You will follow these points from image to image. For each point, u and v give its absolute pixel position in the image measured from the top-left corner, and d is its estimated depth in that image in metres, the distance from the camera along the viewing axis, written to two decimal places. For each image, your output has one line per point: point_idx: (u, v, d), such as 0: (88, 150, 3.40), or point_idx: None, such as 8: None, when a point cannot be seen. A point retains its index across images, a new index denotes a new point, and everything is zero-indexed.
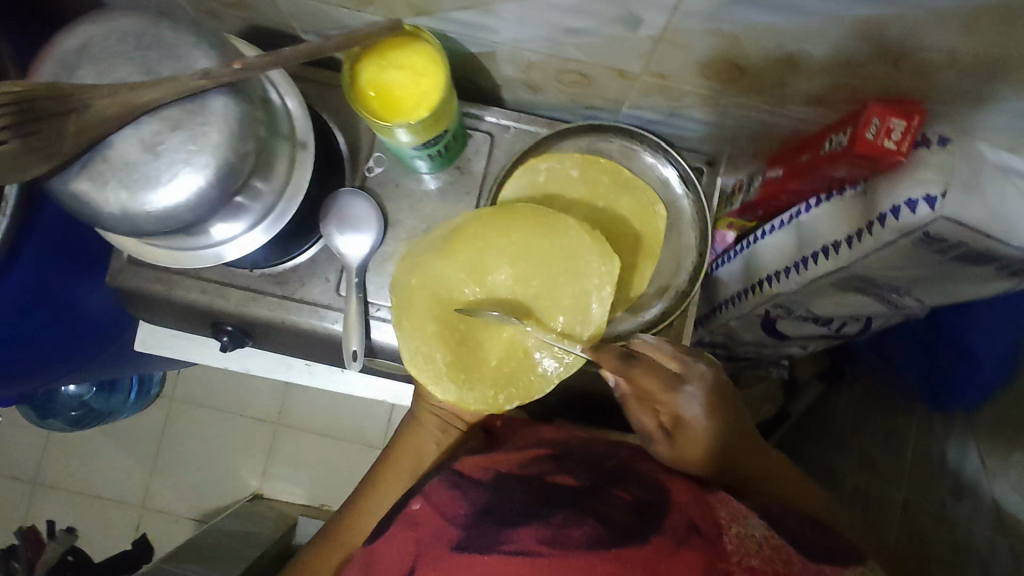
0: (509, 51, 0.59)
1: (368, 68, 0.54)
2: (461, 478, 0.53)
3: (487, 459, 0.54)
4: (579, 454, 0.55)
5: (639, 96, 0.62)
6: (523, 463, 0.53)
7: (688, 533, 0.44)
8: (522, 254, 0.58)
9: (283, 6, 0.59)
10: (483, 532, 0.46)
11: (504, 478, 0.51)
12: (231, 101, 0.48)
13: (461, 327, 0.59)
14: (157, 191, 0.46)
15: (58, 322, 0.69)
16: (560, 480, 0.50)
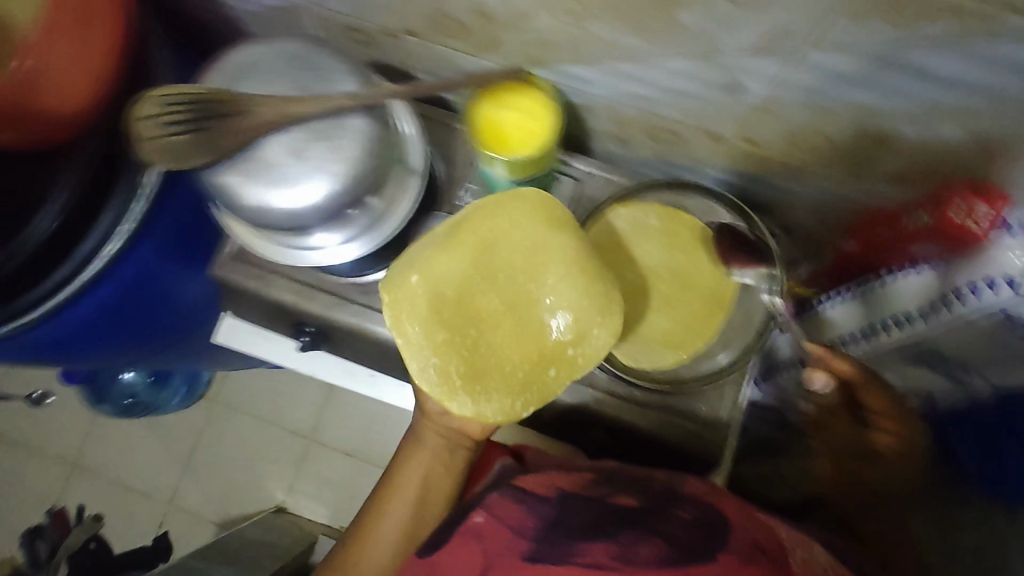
0: (609, 106, 0.64)
1: (484, 108, 0.58)
2: (523, 493, 0.57)
3: (544, 479, 0.59)
4: (628, 480, 0.60)
5: (725, 158, 0.66)
6: (581, 486, 0.58)
7: (755, 551, 0.48)
8: (531, 249, 0.52)
9: (410, 48, 0.66)
10: (555, 547, 0.50)
11: (566, 496, 0.56)
12: (367, 122, 0.53)
13: (466, 332, 0.52)
14: (286, 193, 0.51)
15: (155, 303, 0.74)
16: (619, 500, 0.55)
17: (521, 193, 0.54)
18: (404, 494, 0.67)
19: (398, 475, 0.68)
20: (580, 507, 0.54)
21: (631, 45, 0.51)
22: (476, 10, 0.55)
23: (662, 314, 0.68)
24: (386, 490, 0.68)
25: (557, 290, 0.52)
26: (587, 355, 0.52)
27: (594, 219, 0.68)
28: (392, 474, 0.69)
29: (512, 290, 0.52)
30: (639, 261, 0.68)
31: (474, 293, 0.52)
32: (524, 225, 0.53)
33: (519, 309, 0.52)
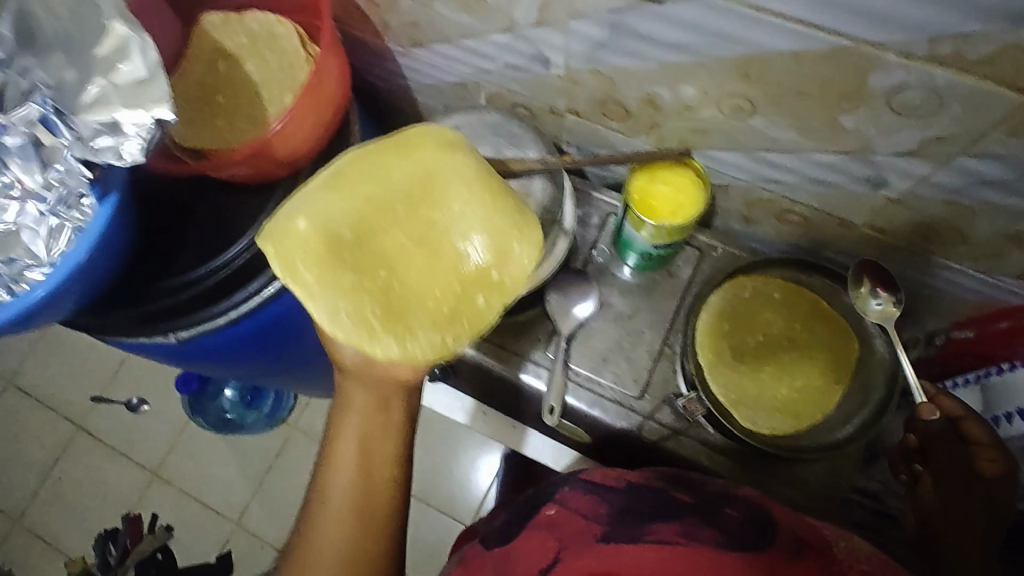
0: (745, 189, 0.71)
1: (639, 177, 0.66)
2: (597, 486, 0.63)
3: (613, 473, 0.66)
4: (686, 479, 0.66)
5: (849, 244, 0.72)
6: (645, 480, 0.65)
7: (800, 545, 0.54)
8: (426, 178, 0.50)
9: (567, 123, 0.76)
10: (626, 527, 0.56)
11: (635, 486, 0.63)
12: (545, 183, 0.63)
13: (375, 275, 0.48)
14: None
15: (303, 322, 0.82)
16: (676, 495, 0.62)
17: (411, 130, 0.51)
18: (343, 482, 0.57)
19: (330, 467, 0.57)
20: (645, 497, 0.61)
21: (788, 138, 0.59)
22: (646, 99, 0.64)
23: (782, 383, 0.72)
24: (321, 494, 0.57)
25: (466, 220, 0.49)
26: (513, 275, 0.50)
27: (719, 286, 0.75)
28: (321, 476, 0.58)
29: (426, 220, 0.49)
30: (760, 331, 0.73)
31: (375, 232, 0.48)
32: (416, 157, 0.50)
33: (428, 242, 0.49)
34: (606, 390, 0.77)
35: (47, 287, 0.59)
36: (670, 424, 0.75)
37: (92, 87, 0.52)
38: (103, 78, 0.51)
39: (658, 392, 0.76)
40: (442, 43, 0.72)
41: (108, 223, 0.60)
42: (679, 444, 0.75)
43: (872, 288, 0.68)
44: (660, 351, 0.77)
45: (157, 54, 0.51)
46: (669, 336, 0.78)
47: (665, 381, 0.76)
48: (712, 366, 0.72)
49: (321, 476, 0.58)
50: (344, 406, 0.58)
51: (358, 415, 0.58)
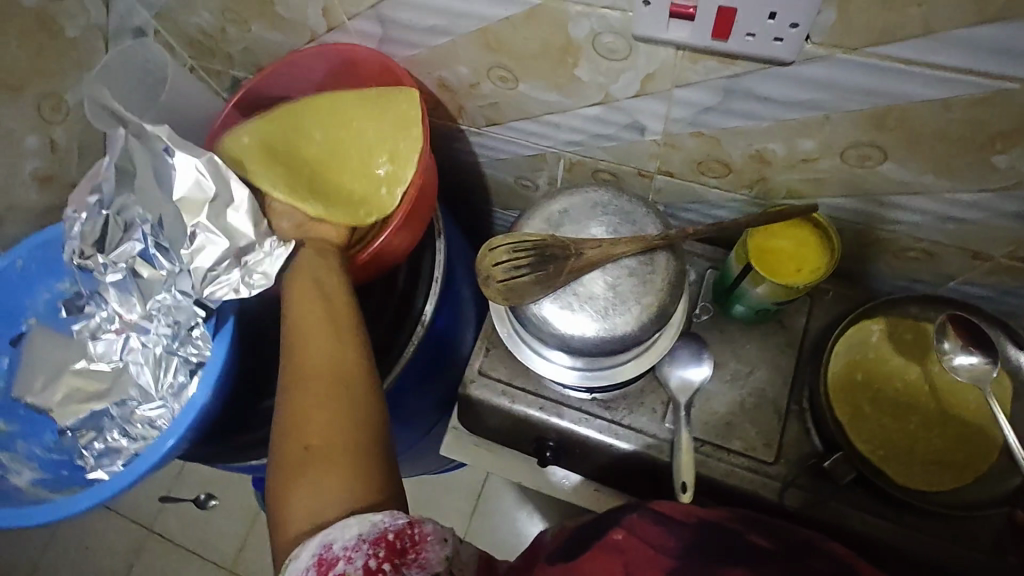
0: (860, 231, 0.68)
1: (755, 235, 0.63)
2: (663, 519, 0.54)
3: (681, 506, 0.57)
4: (763, 521, 0.56)
5: (980, 275, 0.67)
6: (715, 519, 0.55)
7: None
8: (348, 110, 0.66)
9: (656, 183, 0.73)
10: (700, 569, 0.49)
11: (703, 525, 0.54)
12: (670, 257, 0.58)
13: (333, 126, 0.67)
14: (580, 317, 0.56)
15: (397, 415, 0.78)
16: (752, 539, 0.52)
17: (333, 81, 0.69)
18: (317, 339, 0.54)
19: (298, 338, 0.55)
20: (715, 539, 0.52)
21: (924, 181, 0.56)
22: (754, 155, 0.62)
23: (933, 434, 0.66)
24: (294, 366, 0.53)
25: (378, 133, 0.65)
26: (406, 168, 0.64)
27: (845, 334, 0.70)
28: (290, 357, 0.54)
29: (362, 152, 0.66)
30: (894, 378, 0.68)
31: (324, 160, 0.66)
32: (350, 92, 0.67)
33: (343, 144, 0.66)
34: (737, 459, 0.71)
35: (177, 435, 0.55)
36: (813, 490, 0.68)
37: (192, 234, 0.56)
38: (200, 220, 0.56)
39: (794, 455, 0.70)
40: (522, 120, 0.71)
41: (225, 357, 0.57)
42: (831, 513, 0.67)
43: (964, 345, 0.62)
44: (788, 408, 0.72)
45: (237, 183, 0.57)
46: (793, 392, 0.72)
47: (800, 443, 0.71)
48: (853, 423, 0.67)
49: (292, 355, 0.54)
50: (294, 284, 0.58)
51: (311, 281, 0.59)
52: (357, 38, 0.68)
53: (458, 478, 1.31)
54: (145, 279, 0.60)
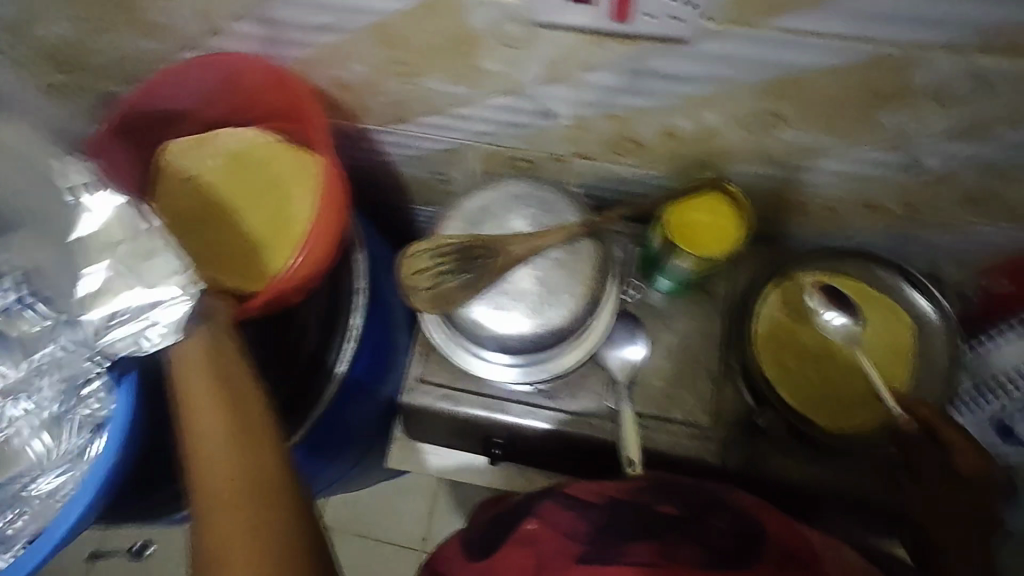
0: (769, 194, 0.70)
1: (672, 212, 0.65)
2: (576, 503, 0.53)
3: (593, 487, 0.56)
4: (675, 484, 0.56)
5: (878, 224, 0.72)
6: (628, 491, 0.55)
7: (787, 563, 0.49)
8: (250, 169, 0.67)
9: (573, 167, 0.73)
10: (606, 548, 0.49)
11: (615, 503, 0.53)
12: (595, 243, 0.58)
13: (265, 204, 0.66)
14: (515, 317, 0.56)
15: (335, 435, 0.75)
16: (665, 508, 0.53)
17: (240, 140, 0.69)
18: (219, 449, 0.48)
19: (198, 446, 0.48)
20: (627, 516, 0.52)
21: (823, 142, 0.59)
22: (664, 132, 0.62)
23: (853, 379, 0.70)
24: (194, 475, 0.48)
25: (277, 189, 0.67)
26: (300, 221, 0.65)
27: (768, 296, 0.72)
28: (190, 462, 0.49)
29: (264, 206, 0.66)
30: (814, 330, 0.71)
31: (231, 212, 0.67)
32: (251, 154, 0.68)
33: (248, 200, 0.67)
34: (680, 429, 0.73)
35: (82, 507, 0.49)
36: (750, 448, 0.72)
37: (93, 279, 0.50)
38: (105, 263, 0.49)
39: (731, 416, 0.73)
40: (431, 114, 0.68)
41: (130, 411, 0.52)
42: (769, 467, 0.71)
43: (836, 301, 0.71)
44: (722, 372, 0.74)
45: (152, 225, 0.50)
46: (724, 356, 0.75)
47: (736, 404, 0.73)
48: (783, 381, 0.70)
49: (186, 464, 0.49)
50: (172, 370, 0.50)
51: (202, 369, 0.50)
52: (240, 40, 0.62)
53: (411, 485, 1.27)
54: (17, 337, 0.55)
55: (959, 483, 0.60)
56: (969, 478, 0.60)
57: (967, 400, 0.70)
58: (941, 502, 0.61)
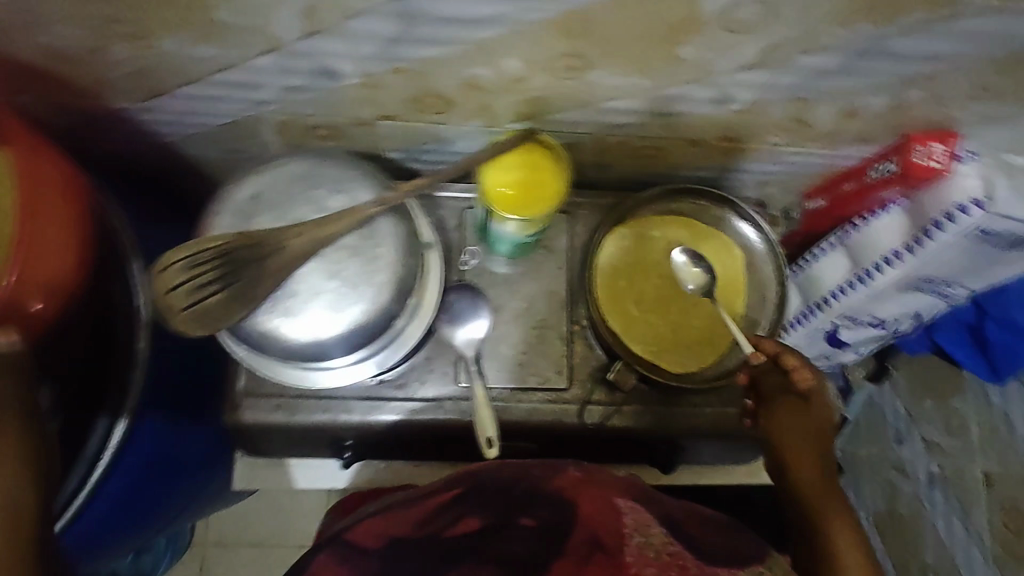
0: (594, 139, 0.67)
1: (491, 172, 0.60)
2: (355, 553, 0.52)
3: (378, 526, 0.54)
4: (490, 484, 0.55)
5: (703, 159, 0.72)
6: (418, 521, 0.53)
7: (588, 554, 0.50)
8: None
9: (383, 130, 0.66)
10: None
11: (397, 542, 0.52)
12: (395, 221, 0.52)
13: None
14: (315, 317, 0.49)
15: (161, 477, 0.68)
16: (461, 527, 0.52)
17: None
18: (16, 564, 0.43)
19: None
20: (412, 552, 0.51)
21: (631, 82, 0.55)
22: (465, 84, 0.56)
23: (692, 317, 0.71)
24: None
25: None
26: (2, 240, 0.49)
27: (602, 247, 0.72)
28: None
29: None
30: (651, 272, 0.72)
31: None
32: None
33: None
34: (536, 396, 0.71)
35: None
36: (608, 400, 0.71)
37: None
38: None
39: (585, 374, 0.72)
40: (193, 85, 0.57)
41: None
42: (625, 416, 0.71)
43: (668, 241, 0.72)
44: (570, 330, 0.73)
45: None
46: (572, 311, 0.74)
47: (588, 359, 0.72)
48: (627, 331, 0.70)
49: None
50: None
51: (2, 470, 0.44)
52: None
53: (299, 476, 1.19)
54: None
55: (796, 397, 0.62)
56: (806, 392, 0.62)
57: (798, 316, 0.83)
58: (781, 415, 0.63)
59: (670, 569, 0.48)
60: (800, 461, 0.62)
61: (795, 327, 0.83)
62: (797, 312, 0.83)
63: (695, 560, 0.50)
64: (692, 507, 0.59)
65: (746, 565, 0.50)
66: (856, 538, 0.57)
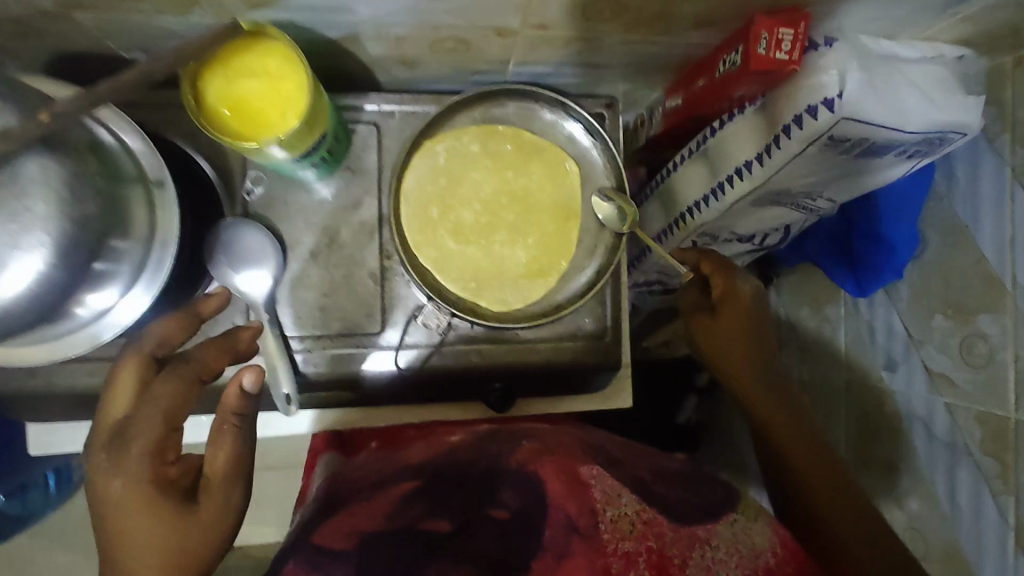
0: (373, 29, 0.52)
1: (213, 83, 0.46)
2: (322, 555, 0.42)
3: (345, 524, 0.46)
4: (445, 472, 0.51)
5: (524, 51, 0.59)
6: (388, 513, 0.46)
7: (566, 534, 0.44)
8: None
9: (89, 24, 0.50)
10: None
11: (370, 540, 0.44)
12: (50, 161, 0.39)
13: None
14: None
15: None
16: (428, 526, 0.45)
17: None
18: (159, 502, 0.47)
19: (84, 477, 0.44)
20: (387, 548, 0.43)
21: None
22: None
23: (517, 246, 0.62)
24: (160, 416, 0.42)
25: None
26: None
27: (408, 166, 0.60)
28: (121, 408, 0.43)
29: None
30: (476, 190, 0.62)
31: None
32: None
33: None
34: (343, 342, 0.63)
35: None
36: (427, 341, 0.64)
37: None
38: None
39: (399, 315, 0.64)
40: None
41: None
42: (444, 358, 0.65)
43: (488, 157, 0.62)
44: (383, 268, 0.64)
45: None
46: (382, 244, 0.64)
47: (402, 297, 0.64)
48: (440, 266, 0.61)
49: (184, 395, 0.44)
50: (137, 345, 0.46)
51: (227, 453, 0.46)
52: None
53: None
54: None
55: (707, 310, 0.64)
56: (716, 299, 0.63)
57: (661, 233, 0.76)
58: (722, 338, 0.63)
59: (647, 539, 0.44)
60: (738, 372, 0.63)
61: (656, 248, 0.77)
62: (658, 231, 0.76)
63: (670, 523, 0.47)
64: (653, 462, 0.58)
65: (719, 514, 0.49)
66: (803, 442, 0.59)
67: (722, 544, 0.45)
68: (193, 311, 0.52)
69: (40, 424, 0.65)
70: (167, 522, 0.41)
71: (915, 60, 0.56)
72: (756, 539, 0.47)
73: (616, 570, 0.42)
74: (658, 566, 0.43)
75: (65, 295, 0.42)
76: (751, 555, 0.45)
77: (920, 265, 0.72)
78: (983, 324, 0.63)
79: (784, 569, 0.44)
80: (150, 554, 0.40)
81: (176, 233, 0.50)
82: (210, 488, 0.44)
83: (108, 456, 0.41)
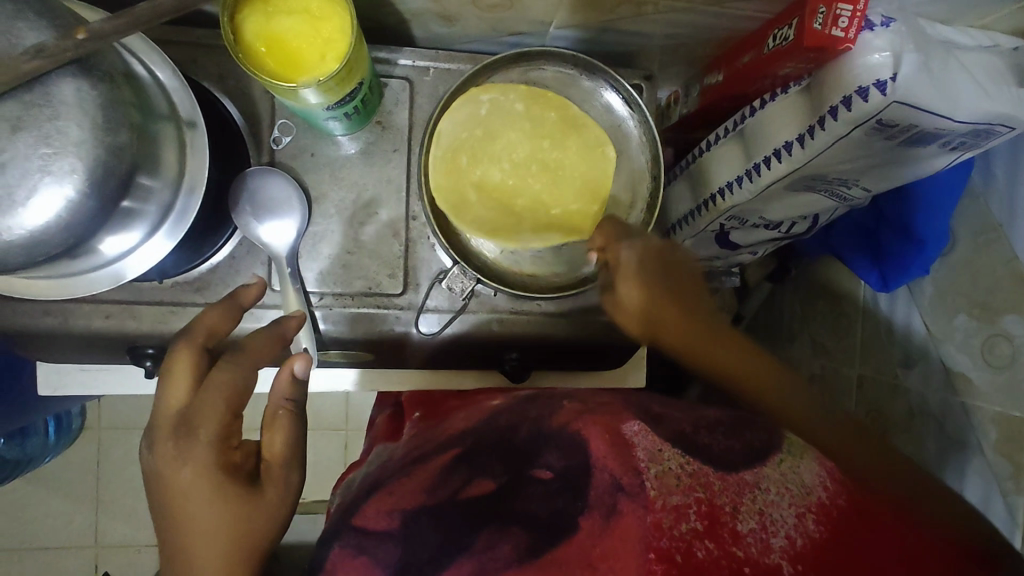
0: None
1: (252, 19, 0.45)
2: (366, 539, 0.44)
3: (386, 500, 0.46)
4: (489, 436, 0.50)
5: (567, 14, 0.57)
6: (428, 488, 0.45)
7: (610, 494, 0.40)
8: None
9: None
10: None
11: (412, 517, 0.44)
12: (83, 84, 0.38)
13: None
14: (21, 209, 0.37)
15: None
16: (473, 493, 0.44)
17: None
18: None
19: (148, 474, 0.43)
20: (435, 526, 0.42)
21: None
22: None
23: (542, 213, 0.61)
24: (223, 404, 0.42)
25: None
26: None
27: (448, 110, 0.59)
28: (179, 399, 0.43)
29: None
30: (509, 151, 0.60)
31: None
32: None
33: None
34: (363, 301, 0.62)
35: None
36: (448, 306, 0.63)
37: None
38: None
39: (422, 278, 0.63)
40: None
41: None
42: (464, 322, 0.64)
43: (529, 120, 0.61)
44: (408, 228, 0.63)
45: None
46: (408, 205, 0.63)
47: (427, 261, 0.63)
48: (458, 211, 0.59)
49: (240, 384, 0.43)
50: (187, 335, 0.45)
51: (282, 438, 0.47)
52: None
53: None
54: None
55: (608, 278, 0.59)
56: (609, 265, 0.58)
57: (690, 212, 0.74)
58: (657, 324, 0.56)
59: (695, 490, 0.40)
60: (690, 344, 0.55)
61: (681, 229, 0.76)
62: (683, 212, 0.75)
63: (716, 471, 0.42)
64: (694, 413, 0.51)
65: (766, 459, 0.43)
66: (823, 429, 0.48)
67: (771, 487, 0.41)
68: (235, 299, 0.50)
69: (53, 363, 0.65)
70: (228, 506, 0.41)
71: (968, 47, 0.55)
72: (804, 477, 0.42)
73: (667, 527, 0.38)
74: (709, 517, 0.39)
75: (105, 219, 0.41)
76: (801, 493, 0.41)
77: (947, 264, 0.71)
78: (1009, 325, 0.63)
79: (839, 504, 0.41)
80: (213, 539, 0.41)
81: (206, 175, 0.49)
82: (271, 472, 0.45)
83: (176, 442, 0.41)
